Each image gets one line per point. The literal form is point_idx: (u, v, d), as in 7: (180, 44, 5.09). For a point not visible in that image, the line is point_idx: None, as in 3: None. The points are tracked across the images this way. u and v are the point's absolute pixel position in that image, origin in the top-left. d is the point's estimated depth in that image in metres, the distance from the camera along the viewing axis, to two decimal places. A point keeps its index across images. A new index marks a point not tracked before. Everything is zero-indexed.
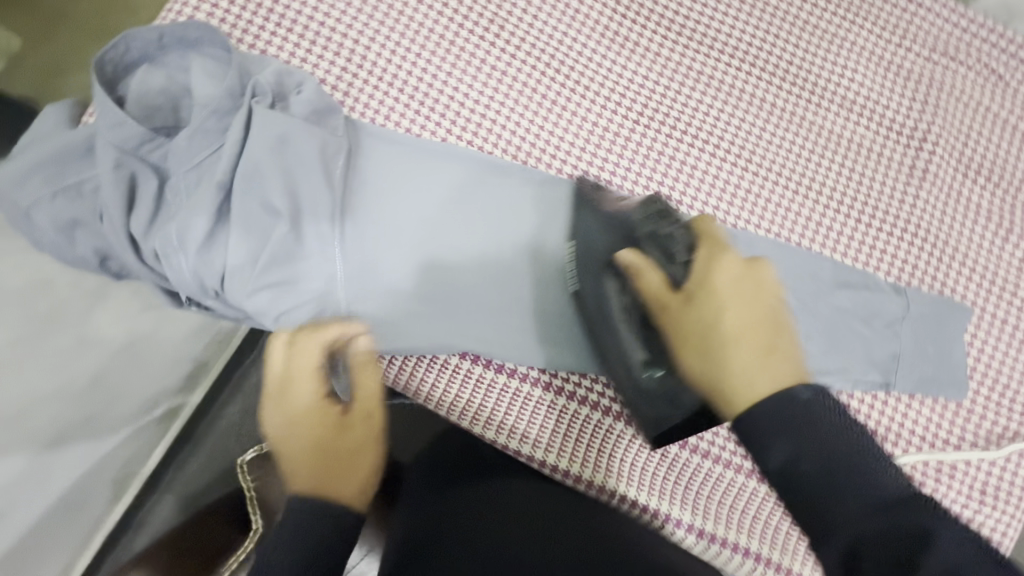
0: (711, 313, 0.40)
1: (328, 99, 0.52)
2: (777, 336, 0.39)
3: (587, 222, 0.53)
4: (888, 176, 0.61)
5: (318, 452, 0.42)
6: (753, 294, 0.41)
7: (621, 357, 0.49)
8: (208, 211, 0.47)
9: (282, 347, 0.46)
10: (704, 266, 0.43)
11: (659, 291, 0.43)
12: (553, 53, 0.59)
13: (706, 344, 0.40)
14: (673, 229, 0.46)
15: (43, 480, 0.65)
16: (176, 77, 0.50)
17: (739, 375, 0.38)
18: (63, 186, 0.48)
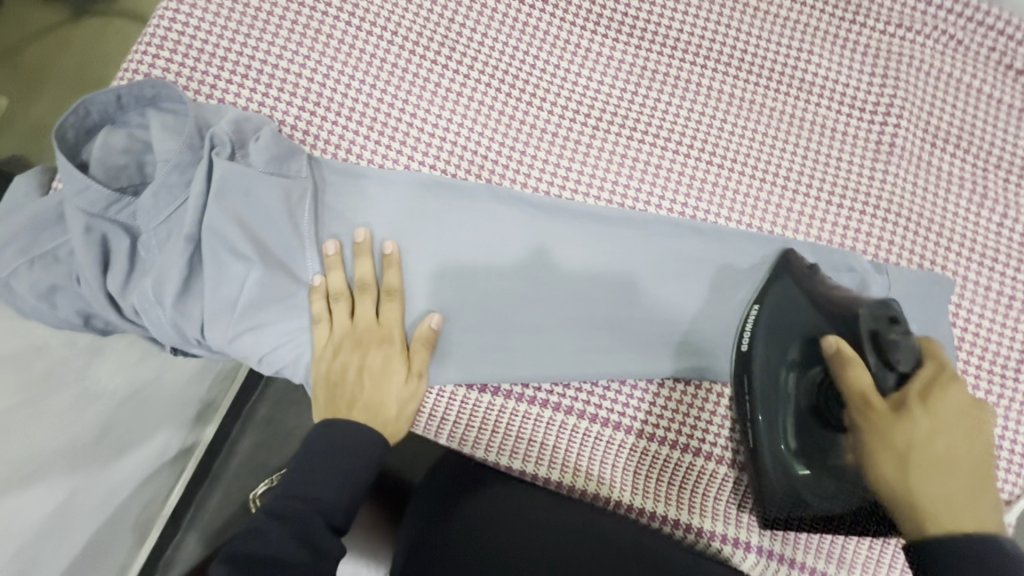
0: (924, 431, 0.41)
1: (288, 142, 0.53)
2: (981, 478, 0.40)
3: (789, 295, 0.52)
4: (856, 154, 0.60)
5: (376, 394, 0.50)
6: (970, 431, 0.42)
7: (770, 433, 0.50)
8: (180, 264, 0.48)
9: (372, 303, 0.52)
10: (921, 386, 0.44)
11: (862, 392, 0.45)
12: (506, 68, 0.60)
13: (911, 463, 0.41)
14: (903, 336, 0.46)
15: (59, 535, 0.66)
16: (137, 135, 0.51)
17: (944, 495, 0.39)
18: (38, 253, 0.49)
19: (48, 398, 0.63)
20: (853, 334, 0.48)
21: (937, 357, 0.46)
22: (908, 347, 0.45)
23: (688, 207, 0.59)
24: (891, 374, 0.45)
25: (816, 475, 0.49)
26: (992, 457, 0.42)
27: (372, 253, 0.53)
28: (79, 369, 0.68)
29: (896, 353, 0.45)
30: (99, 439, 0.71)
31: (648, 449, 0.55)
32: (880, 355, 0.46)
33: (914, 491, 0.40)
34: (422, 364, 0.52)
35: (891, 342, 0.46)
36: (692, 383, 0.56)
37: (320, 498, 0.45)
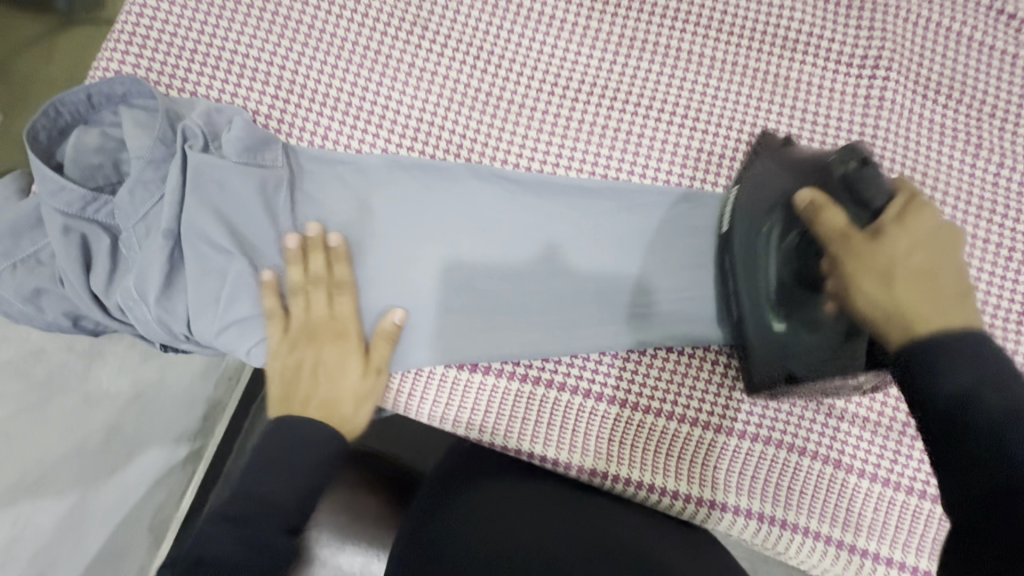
0: (902, 247, 0.42)
1: (263, 132, 0.52)
2: (958, 286, 0.40)
3: (765, 173, 0.52)
4: (842, 112, 0.59)
5: (332, 390, 0.50)
6: (955, 245, 0.42)
7: (752, 303, 0.49)
8: (161, 259, 0.48)
9: (324, 298, 0.50)
10: (903, 211, 0.44)
11: (839, 229, 0.44)
12: (481, 44, 0.58)
13: (893, 278, 0.40)
14: (870, 172, 0.47)
15: (76, 536, 0.67)
16: (110, 133, 0.50)
17: (928, 301, 0.38)
18: (21, 257, 0.50)
19: (50, 403, 0.64)
20: (829, 184, 0.47)
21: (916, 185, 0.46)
22: (875, 183, 0.46)
23: (673, 175, 0.58)
24: (869, 210, 0.45)
25: (792, 327, 0.49)
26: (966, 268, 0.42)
27: (323, 248, 0.51)
28: (80, 373, 0.70)
29: (860, 190, 0.46)
30: (108, 441, 0.71)
31: (644, 422, 0.55)
32: (848, 195, 0.46)
33: (885, 304, 0.40)
34: (382, 360, 0.51)
35: (852, 182, 0.47)
36: (684, 353, 0.55)
37: (278, 495, 0.46)
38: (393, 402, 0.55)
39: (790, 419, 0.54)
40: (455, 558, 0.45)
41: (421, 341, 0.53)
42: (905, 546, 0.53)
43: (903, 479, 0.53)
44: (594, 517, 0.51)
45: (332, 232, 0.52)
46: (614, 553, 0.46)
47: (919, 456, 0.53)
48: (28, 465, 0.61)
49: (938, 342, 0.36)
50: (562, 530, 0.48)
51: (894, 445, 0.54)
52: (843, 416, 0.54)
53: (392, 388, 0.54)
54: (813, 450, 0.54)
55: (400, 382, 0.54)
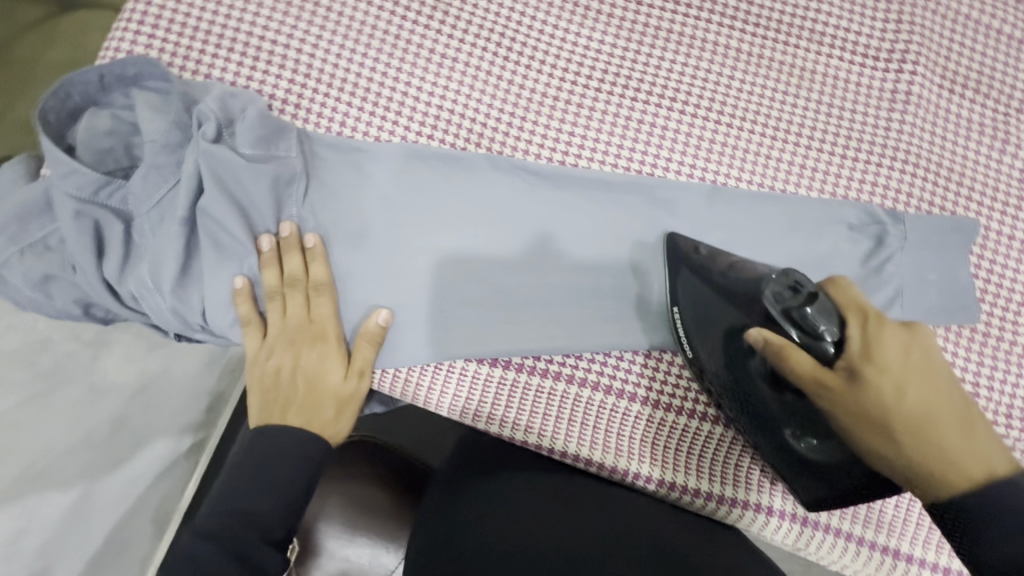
0: (888, 394, 0.38)
1: (279, 119, 0.51)
2: (952, 415, 0.38)
3: (696, 288, 0.51)
4: (869, 106, 0.58)
5: (313, 394, 0.50)
6: (928, 364, 0.40)
7: (755, 428, 0.49)
8: (176, 247, 0.47)
9: (302, 300, 0.50)
10: (865, 341, 0.41)
11: (809, 377, 0.41)
12: (502, 31, 0.57)
13: (897, 436, 0.38)
14: (812, 303, 0.42)
15: (80, 528, 0.65)
16: (122, 116, 0.49)
17: (941, 458, 0.36)
18: (29, 242, 0.48)
19: (54, 394, 0.65)
20: (778, 318, 0.44)
21: (852, 298, 0.44)
22: (826, 314, 0.42)
23: (696, 168, 0.57)
24: (828, 342, 0.42)
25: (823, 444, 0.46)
26: (948, 372, 0.40)
27: (299, 248, 0.50)
28: (87, 364, 0.69)
29: (813, 324, 0.42)
30: (115, 432, 0.70)
31: (665, 420, 0.54)
32: (799, 328, 0.43)
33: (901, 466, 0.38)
34: (364, 362, 0.50)
35: (799, 316, 0.43)
36: None
37: (260, 515, 0.45)
38: (410, 394, 0.54)
39: None
40: (470, 544, 0.49)
41: (440, 334, 0.52)
42: (924, 543, 0.53)
43: None
44: (618, 511, 0.51)
45: (308, 232, 0.51)
46: (638, 552, 0.46)
47: None
48: (26, 454, 0.61)
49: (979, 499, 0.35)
50: (581, 526, 0.49)
51: None
52: None
53: (410, 382, 0.54)
54: None
55: (419, 377, 0.53)
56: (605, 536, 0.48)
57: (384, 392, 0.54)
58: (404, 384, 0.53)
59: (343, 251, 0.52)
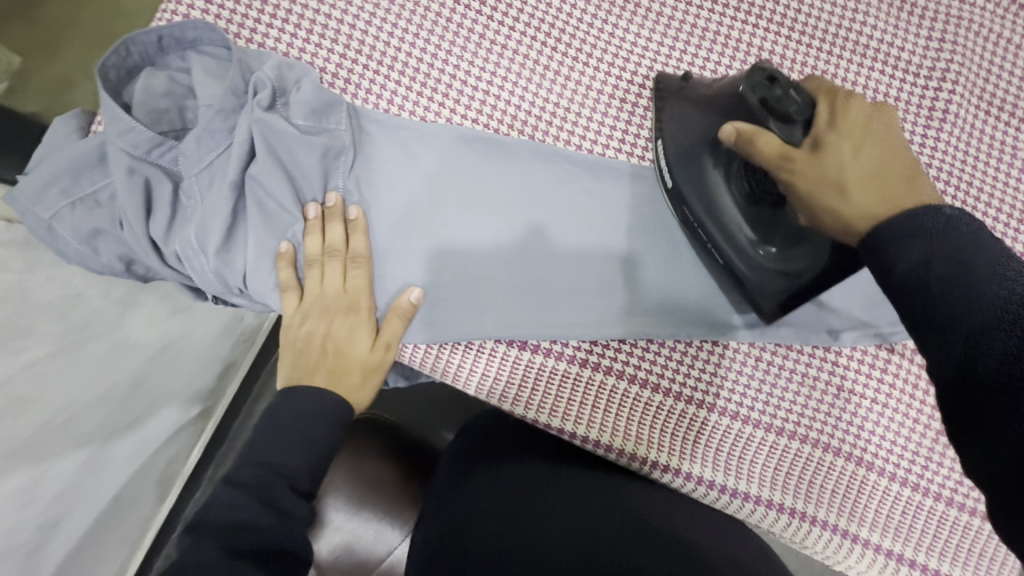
0: (848, 153, 0.40)
1: (330, 93, 0.52)
2: (909, 172, 0.39)
3: (678, 113, 0.54)
4: (906, 120, 0.59)
5: (342, 361, 0.51)
6: (883, 134, 0.42)
7: (727, 241, 0.50)
8: (223, 210, 0.48)
9: (339, 269, 0.50)
10: (833, 113, 0.42)
11: (775, 153, 0.42)
12: (553, 22, 0.58)
13: (848, 183, 0.38)
14: (790, 88, 0.44)
15: (92, 483, 0.67)
16: (178, 79, 0.50)
17: (885, 196, 0.37)
18: (81, 196, 0.49)
19: (84, 346, 0.64)
20: (753, 111, 0.45)
21: (826, 84, 0.45)
22: (799, 97, 0.44)
23: None
24: (798, 120, 0.43)
25: (783, 250, 0.48)
26: (904, 144, 0.42)
27: (342, 219, 0.51)
28: (114, 320, 0.70)
29: (787, 105, 0.44)
30: (133, 391, 0.72)
31: (683, 412, 0.55)
32: (773, 111, 0.44)
33: (849, 198, 0.38)
34: (392, 336, 0.51)
35: (767, 98, 0.45)
36: (731, 347, 0.55)
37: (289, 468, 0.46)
38: (440, 370, 0.55)
39: (827, 419, 0.55)
40: (490, 526, 0.49)
41: (472, 316, 0.53)
42: (928, 550, 0.54)
43: (933, 485, 0.54)
44: (635, 499, 0.53)
45: (351, 204, 0.51)
46: (657, 537, 0.47)
47: (950, 464, 0.54)
48: (56, 404, 0.60)
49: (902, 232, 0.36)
50: (608, 518, 0.49)
51: (926, 453, 0.54)
52: (880, 423, 0.55)
53: (440, 359, 0.55)
54: (847, 451, 0.55)
55: (449, 354, 0.54)
56: (624, 519, 0.49)
57: (414, 367, 0.55)
58: (434, 361, 0.54)
59: (386, 227, 0.53)
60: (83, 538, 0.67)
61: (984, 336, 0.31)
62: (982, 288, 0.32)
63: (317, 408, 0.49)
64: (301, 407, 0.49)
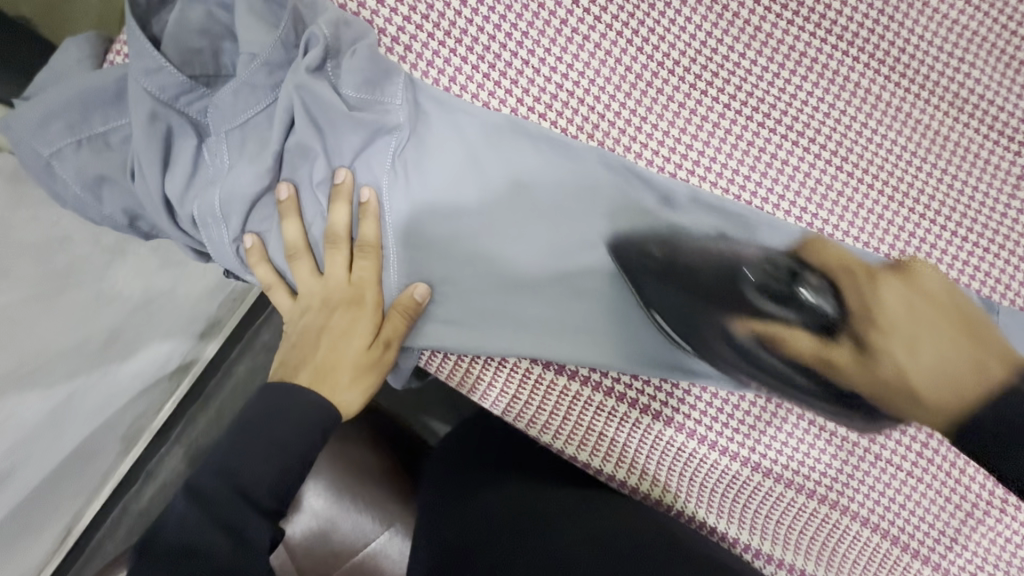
0: (907, 352, 0.49)
1: (387, 62, 0.45)
2: (967, 352, 0.50)
3: (676, 303, 0.48)
4: (991, 186, 0.55)
5: (332, 356, 0.43)
6: (934, 302, 0.52)
7: (784, 389, 0.50)
8: (252, 177, 0.42)
9: (344, 258, 0.44)
10: (864, 302, 0.49)
11: (810, 352, 0.49)
12: (642, 19, 0.51)
13: (913, 390, 0.50)
14: (801, 284, 0.49)
15: (53, 440, 0.60)
16: (217, 14, 0.43)
17: (963, 404, 0.50)
18: (89, 134, 0.43)
19: (64, 292, 0.57)
20: (778, 306, 0.49)
21: (833, 254, 0.50)
22: (822, 293, 0.49)
23: (804, 220, 0.52)
24: (829, 314, 0.49)
25: (833, 397, 0.50)
26: (967, 304, 0.52)
27: (351, 200, 0.44)
28: (100, 268, 0.61)
29: (789, 297, 0.49)
30: (109, 343, 0.64)
31: (717, 463, 0.50)
32: (807, 310, 0.49)
33: (924, 412, 0.50)
34: (392, 333, 0.44)
35: (792, 293, 0.49)
36: (779, 406, 0.50)
37: (260, 476, 0.38)
38: (467, 385, 0.49)
39: (863, 491, 0.52)
40: (499, 545, 0.46)
41: (505, 332, 0.47)
42: None
43: (953, 567, 0.53)
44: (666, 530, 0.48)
45: (363, 184, 0.45)
46: (687, 555, 0.45)
47: (973, 549, 0.53)
48: (28, 351, 0.53)
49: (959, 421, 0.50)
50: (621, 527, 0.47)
51: (953, 535, 0.53)
52: (914, 499, 0.52)
53: (471, 373, 0.49)
54: (876, 523, 0.52)
55: (481, 369, 0.49)
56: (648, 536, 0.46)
57: (439, 377, 0.50)
58: (463, 375, 0.49)
59: (426, 220, 0.46)
60: (32, 495, 0.61)
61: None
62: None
63: (292, 410, 0.41)
64: (279, 402, 0.41)
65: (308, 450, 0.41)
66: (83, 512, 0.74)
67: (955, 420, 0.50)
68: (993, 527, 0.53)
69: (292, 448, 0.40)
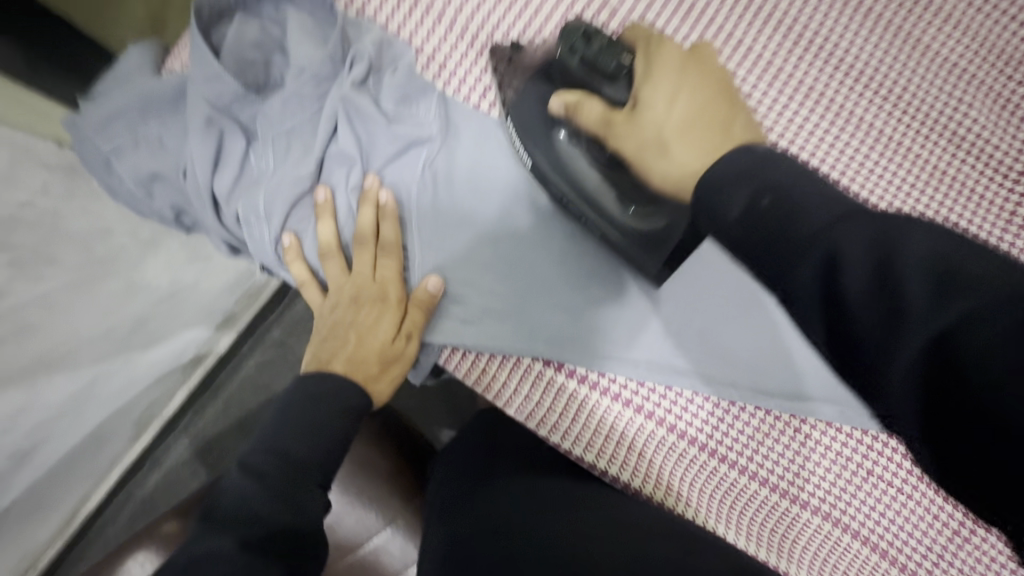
0: (660, 105, 0.42)
1: (422, 79, 0.49)
2: (727, 110, 0.41)
3: (528, 98, 0.48)
4: None
5: (360, 349, 0.46)
6: (701, 71, 0.44)
7: (597, 208, 0.47)
8: (293, 179, 0.46)
9: (370, 256, 0.47)
10: (645, 68, 0.45)
11: (600, 118, 0.45)
12: None
13: (655, 139, 0.42)
14: (602, 46, 0.46)
15: (72, 422, 0.63)
16: (270, 31, 0.48)
17: (666, 163, 0.41)
18: (146, 135, 0.46)
19: (97, 282, 0.59)
20: (573, 83, 0.47)
21: (646, 36, 0.48)
22: (611, 56, 0.45)
23: None
24: (620, 79, 0.45)
25: (642, 209, 0.45)
26: (728, 76, 0.45)
27: (375, 205, 0.47)
28: (134, 258, 0.64)
29: (606, 65, 0.45)
30: (134, 331, 0.66)
31: (716, 470, 0.53)
32: (601, 78, 0.46)
33: (669, 152, 0.41)
34: (414, 326, 0.47)
35: (586, 59, 0.46)
36: (779, 419, 0.52)
37: (301, 458, 0.40)
38: (482, 384, 0.52)
39: (864, 513, 0.52)
40: (513, 528, 0.48)
41: (520, 332, 0.50)
42: None
43: None
44: (672, 523, 0.51)
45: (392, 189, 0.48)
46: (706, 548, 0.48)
47: None
48: (59, 336, 0.56)
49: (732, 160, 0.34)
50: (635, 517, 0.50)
51: None
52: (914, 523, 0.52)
53: (486, 372, 0.52)
54: (874, 542, 0.53)
55: (495, 368, 0.52)
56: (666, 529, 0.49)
57: (456, 375, 0.52)
58: (479, 373, 0.52)
59: (450, 224, 0.49)
60: (47, 475, 0.63)
61: (930, 300, 0.26)
62: (950, 275, 0.26)
63: (323, 398, 0.43)
64: (310, 389, 0.43)
65: (339, 437, 0.42)
66: (88, 497, 0.76)
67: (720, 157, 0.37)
68: None
69: (322, 436, 0.42)
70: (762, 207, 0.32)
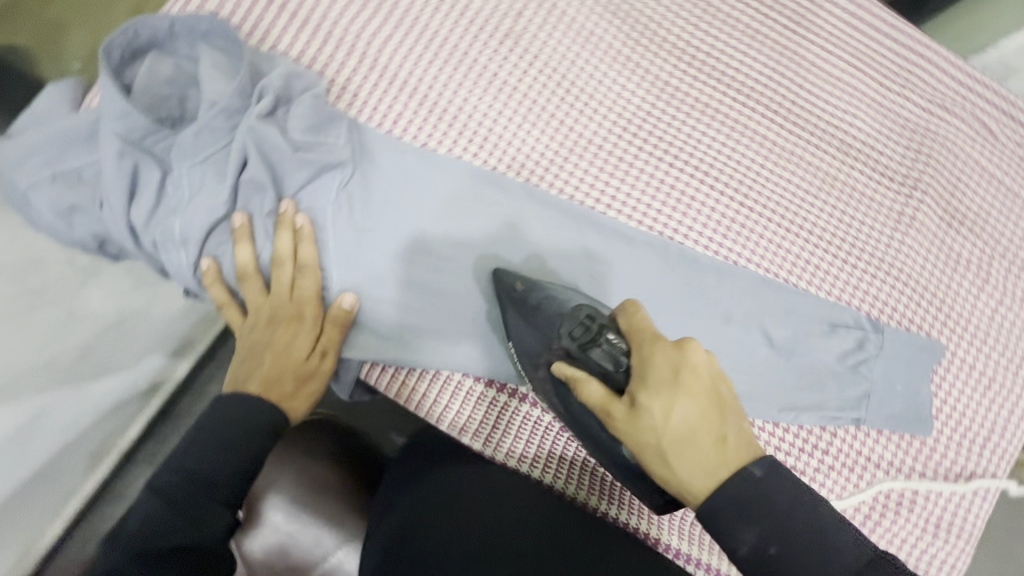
0: (659, 419, 0.40)
1: (331, 108, 0.52)
2: (723, 422, 0.40)
3: (523, 332, 0.50)
4: (876, 219, 0.60)
5: (276, 367, 0.47)
6: (699, 381, 0.41)
7: (597, 445, 0.48)
8: (208, 205, 0.48)
9: (286, 275, 0.49)
10: (639, 366, 0.42)
11: (599, 404, 0.43)
12: (564, 72, 0.57)
13: (661, 452, 0.40)
14: (593, 335, 0.44)
15: (16, 463, 0.57)
16: (184, 67, 0.50)
17: (674, 478, 0.40)
18: (63, 168, 0.48)
19: (31, 313, 0.58)
20: (571, 350, 0.46)
21: (640, 324, 0.44)
22: (607, 351, 0.43)
23: (712, 247, 0.57)
24: (614, 368, 0.43)
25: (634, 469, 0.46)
26: (728, 381, 0.42)
27: (291, 228, 0.49)
28: (72, 287, 0.64)
29: (599, 356, 0.44)
30: (82, 362, 0.64)
31: None
32: (594, 362, 0.44)
33: (676, 471, 0.40)
34: (330, 342, 0.49)
35: (580, 343, 0.45)
36: None
37: (209, 476, 0.42)
38: (404, 397, 0.54)
39: None
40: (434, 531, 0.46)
41: (433, 344, 0.52)
42: None
43: None
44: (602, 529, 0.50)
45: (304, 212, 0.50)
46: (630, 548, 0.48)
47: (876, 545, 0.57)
48: None
49: (728, 497, 0.38)
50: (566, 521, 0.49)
51: None
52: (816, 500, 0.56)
53: (406, 385, 0.54)
54: None
55: (415, 382, 0.54)
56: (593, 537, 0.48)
57: (379, 388, 0.55)
58: (399, 387, 0.54)
59: (364, 242, 0.52)
60: None
61: None
62: None
63: (238, 413, 0.45)
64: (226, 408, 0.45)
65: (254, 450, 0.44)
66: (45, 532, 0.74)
67: (718, 491, 0.38)
68: (890, 527, 0.57)
69: (234, 454, 0.43)
70: (769, 553, 0.37)
